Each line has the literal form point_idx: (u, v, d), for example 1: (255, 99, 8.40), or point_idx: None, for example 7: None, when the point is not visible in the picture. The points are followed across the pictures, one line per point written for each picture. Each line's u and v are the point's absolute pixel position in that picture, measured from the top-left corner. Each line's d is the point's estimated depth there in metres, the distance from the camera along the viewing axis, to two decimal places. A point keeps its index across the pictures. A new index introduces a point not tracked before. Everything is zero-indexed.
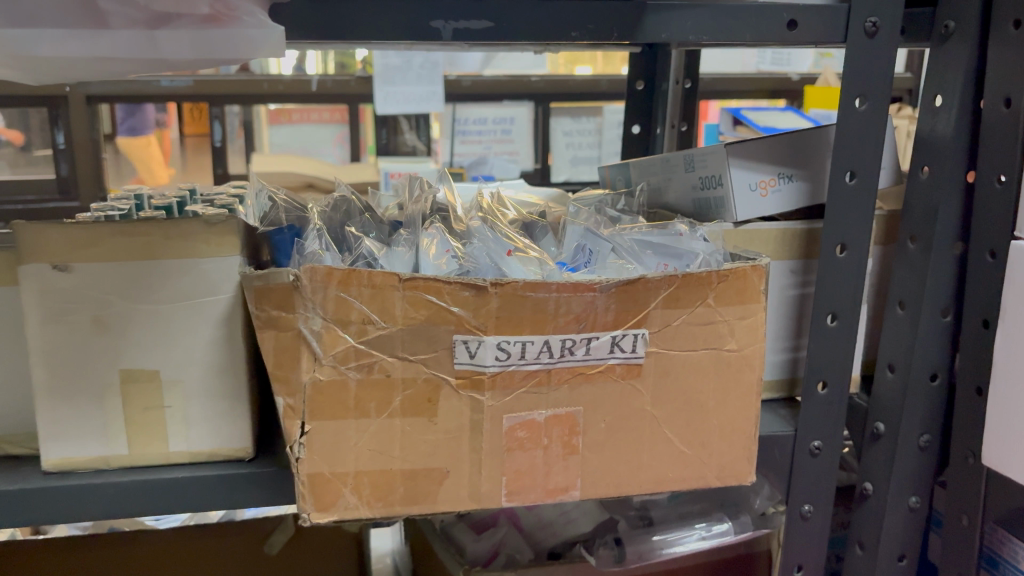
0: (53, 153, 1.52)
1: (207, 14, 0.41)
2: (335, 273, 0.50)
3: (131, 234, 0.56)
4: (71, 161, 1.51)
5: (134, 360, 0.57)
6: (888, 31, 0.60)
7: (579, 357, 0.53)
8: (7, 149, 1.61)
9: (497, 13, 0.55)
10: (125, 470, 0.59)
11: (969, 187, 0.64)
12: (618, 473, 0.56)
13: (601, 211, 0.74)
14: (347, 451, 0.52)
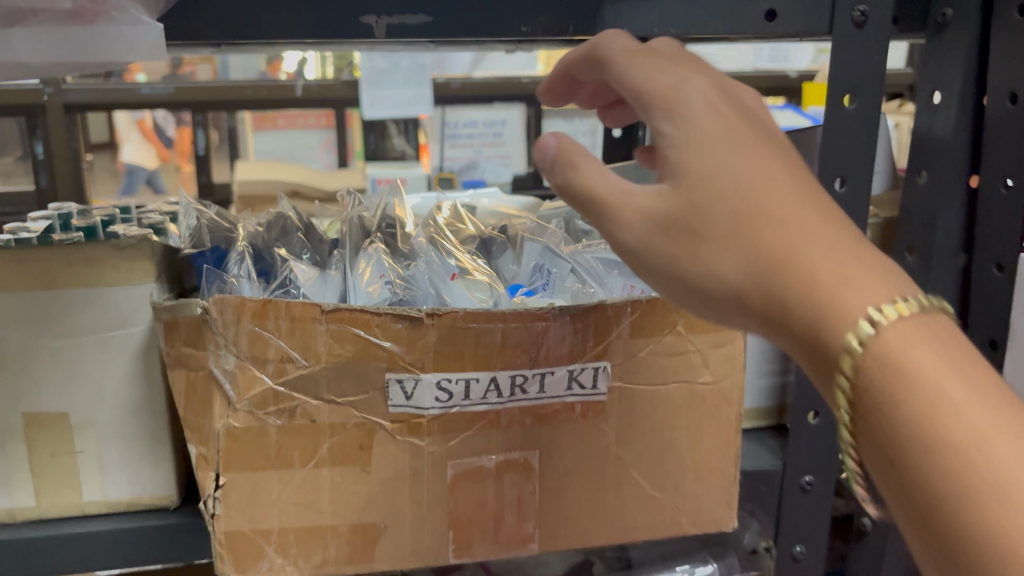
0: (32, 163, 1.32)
1: (70, 9, 0.35)
2: (249, 304, 0.43)
3: (29, 262, 0.49)
4: (52, 171, 1.32)
5: (38, 401, 0.51)
6: (880, 20, 0.53)
7: (532, 396, 0.47)
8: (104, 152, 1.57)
9: (436, 7, 0.48)
10: (33, 523, 0.53)
11: (973, 194, 0.58)
12: (580, 521, 0.50)
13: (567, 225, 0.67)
14: (268, 506, 0.46)
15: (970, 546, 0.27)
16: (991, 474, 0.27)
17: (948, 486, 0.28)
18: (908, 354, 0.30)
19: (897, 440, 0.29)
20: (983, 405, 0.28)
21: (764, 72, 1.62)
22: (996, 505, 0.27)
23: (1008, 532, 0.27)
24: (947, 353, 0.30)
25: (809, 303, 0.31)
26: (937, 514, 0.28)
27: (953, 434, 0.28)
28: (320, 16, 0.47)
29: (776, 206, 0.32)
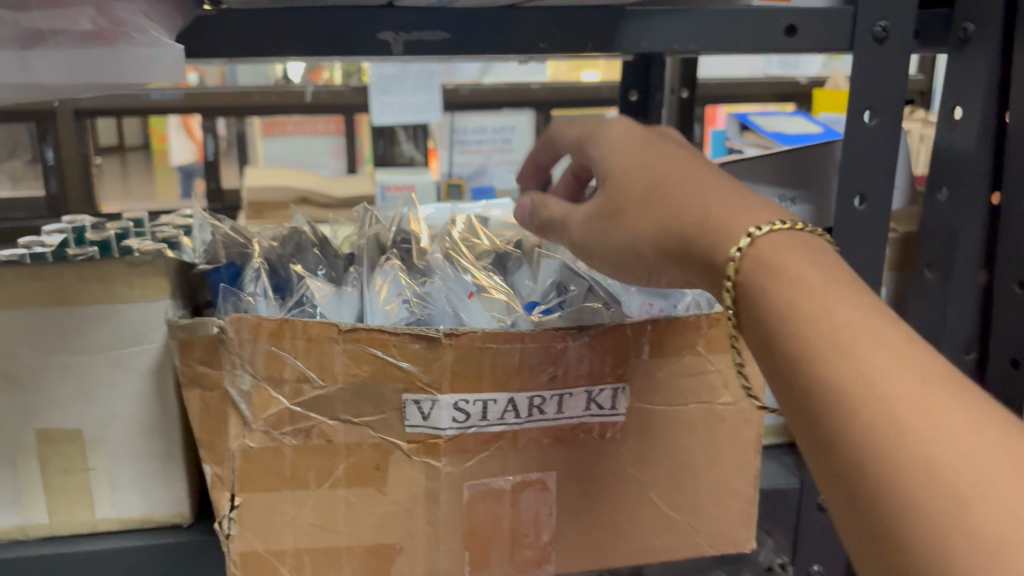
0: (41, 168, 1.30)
1: (89, 31, 0.35)
2: (265, 324, 0.43)
3: (42, 279, 0.49)
4: (60, 177, 1.30)
5: (52, 419, 0.51)
6: (900, 36, 0.53)
7: (550, 416, 0.46)
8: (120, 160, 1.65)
9: (453, 23, 0.48)
10: (45, 540, 0.53)
11: (994, 211, 0.57)
12: (597, 542, 0.50)
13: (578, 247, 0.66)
14: (283, 527, 0.46)
15: (831, 403, 0.32)
16: (847, 342, 0.33)
17: (815, 356, 0.33)
18: (778, 259, 0.36)
19: (774, 324, 0.35)
20: (842, 296, 0.34)
21: (774, 79, 1.61)
22: (851, 363, 0.32)
23: (860, 386, 0.32)
24: (814, 265, 0.36)
25: (702, 230, 0.39)
26: (809, 386, 0.33)
27: (816, 315, 0.34)
28: (338, 33, 0.47)
29: (689, 182, 0.40)
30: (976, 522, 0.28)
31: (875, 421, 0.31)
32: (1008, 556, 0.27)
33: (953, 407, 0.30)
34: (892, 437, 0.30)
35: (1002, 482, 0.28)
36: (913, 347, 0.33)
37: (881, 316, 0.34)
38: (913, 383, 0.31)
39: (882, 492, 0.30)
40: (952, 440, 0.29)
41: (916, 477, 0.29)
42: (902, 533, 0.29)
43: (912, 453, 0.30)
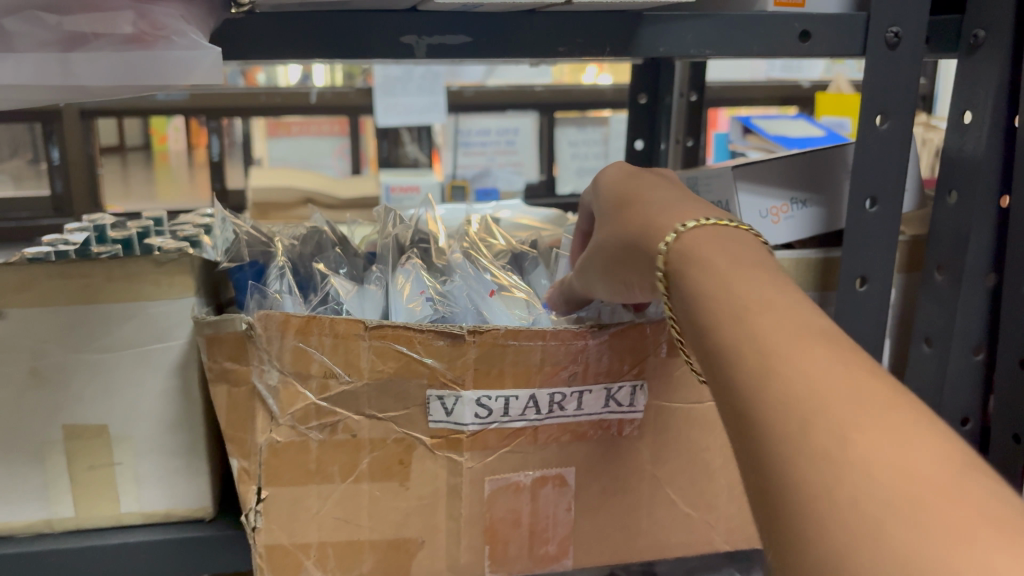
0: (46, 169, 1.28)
1: (130, 34, 0.36)
2: (293, 321, 0.43)
3: (70, 277, 0.50)
4: (66, 177, 1.27)
5: (78, 414, 0.52)
6: (912, 42, 0.54)
7: (569, 413, 0.47)
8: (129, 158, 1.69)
9: (475, 27, 0.49)
10: (69, 534, 0.54)
11: (1004, 213, 0.58)
12: (614, 537, 0.51)
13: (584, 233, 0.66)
14: (308, 521, 0.47)
15: (732, 378, 0.32)
16: (751, 318, 0.33)
17: (720, 333, 0.33)
18: (698, 248, 0.37)
19: (689, 305, 0.36)
20: (755, 279, 0.35)
21: (777, 83, 1.62)
22: (748, 337, 0.32)
23: (751, 355, 0.32)
24: (731, 252, 0.37)
25: (645, 228, 0.41)
26: (715, 359, 0.33)
27: (725, 294, 0.34)
28: (367, 37, 0.48)
29: (651, 199, 0.43)
30: (841, 482, 0.27)
31: (764, 391, 0.31)
32: (867, 515, 0.26)
33: (840, 377, 0.30)
34: (778, 406, 0.30)
35: (875, 444, 0.28)
36: (818, 324, 0.33)
37: (785, 295, 0.34)
38: (802, 354, 0.31)
39: (768, 460, 0.30)
40: (831, 407, 0.29)
41: (795, 443, 0.29)
42: (781, 498, 0.29)
43: (793, 417, 0.29)
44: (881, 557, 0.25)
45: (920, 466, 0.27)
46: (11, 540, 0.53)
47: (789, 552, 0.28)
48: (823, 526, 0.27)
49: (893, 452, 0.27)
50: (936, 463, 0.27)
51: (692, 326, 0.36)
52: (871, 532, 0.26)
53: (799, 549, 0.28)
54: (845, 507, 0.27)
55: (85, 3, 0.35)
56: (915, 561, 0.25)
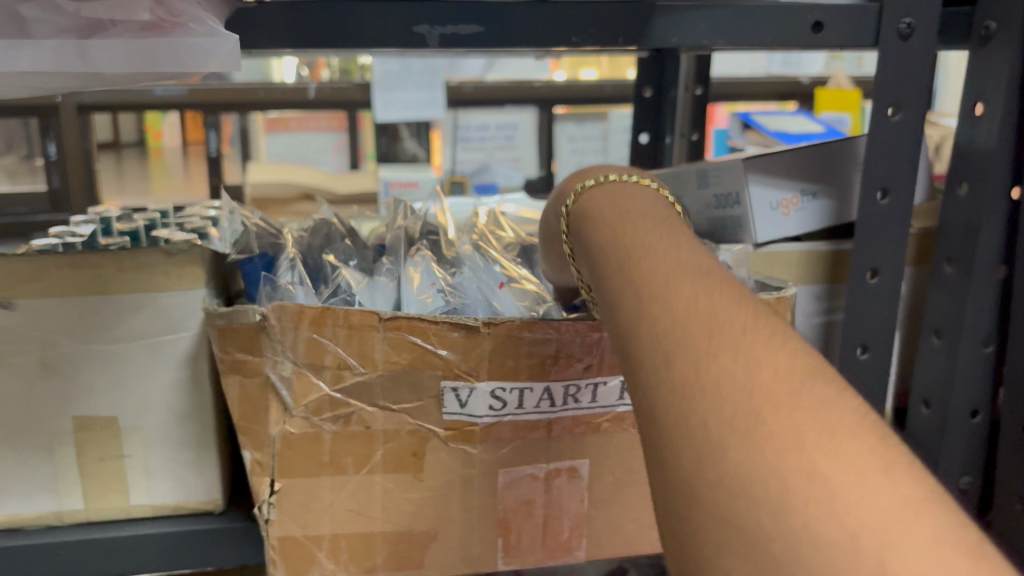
0: (44, 164, 1.26)
1: (148, 21, 0.36)
2: (307, 312, 0.43)
3: (81, 267, 0.50)
4: (64, 172, 1.26)
5: (88, 406, 0.52)
6: (926, 32, 0.54)
7: (583, 405, 0.47)
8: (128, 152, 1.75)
9: (488, 17, 0.49)
10: (79, 526, 0.54)
11: (1015, 205, 0.58)
12: (627, 529, 0.50)
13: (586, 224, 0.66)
14: (321, 512, 0.47)
15: (617, 317, 0.33)
16: (637, 259, 0.34)
17: (612, 275, 0.35)
18: (602, 209, 0.39)
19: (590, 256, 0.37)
20: (647, 229, 0.36)
21: (777, 78, 1.61)
22: (633, 278, 0.33)
23: (633, 291, 0.33)
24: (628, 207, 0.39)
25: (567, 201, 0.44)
26: (608, 298, 0.34)
27: (620, 244, 0.36)
28: (380, 26, 0.47)
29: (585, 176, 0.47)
30: (696, 403, 0.28)
31: (640, 325, 0.31)
32: (715, 433, 0.27)
33: (706, 308, 0.31)
34: (651, 339, 0.31)
35: (727, 365, 0.28)
36: (700, 264, 0.34)
37: (666, 237, 0.35)
38: (674, 285, 0.32)
39: (643, 391, 0.31)
40: (693, 336, 0.30)
41: (660, 372, 0.30)
42: (650, 426, 0.30)
43: (660, 349, 0.30)
44: (726, 473, 0.26)
45: (768, 387, 0.28)
46: (20, 531, 0.53)
47: (657, 475, 0.29)
48: (680, 447, 0.28)
49: (745, 374, 0.28)
50: (785, 382, 0.28)
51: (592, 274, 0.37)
52: (717, 449, 0.27)
53: (662, 472, 0.29)
54: (697, 427, 0.28)
55: None
56: (756, 474, 0.26)
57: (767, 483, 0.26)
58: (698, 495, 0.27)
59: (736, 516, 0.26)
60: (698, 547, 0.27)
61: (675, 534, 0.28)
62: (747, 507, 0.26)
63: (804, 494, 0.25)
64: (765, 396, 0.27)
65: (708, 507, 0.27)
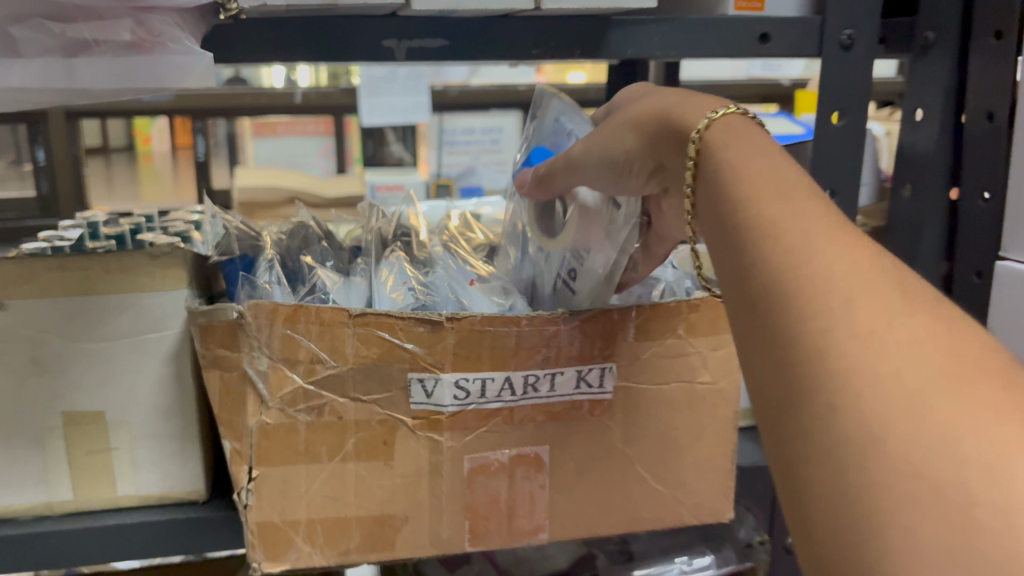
0: (32, 170, 1.28)
1: (128, 41, 0.39)
2: (281, 309, 0.46)
3: (68, 269, 0.52)
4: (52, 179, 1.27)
5: (76, 401, 0.55)
6: (865, 43, 0.58)
7: (543, 394, 0.50)
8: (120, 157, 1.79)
9: (454, 31, 0.52)
10: (68, 516, 0.56)
11: (953, 205, 0.62)
12: (588, 513, 0.53)
13: (560, 110, 0.57)
14: (298, 498, 0.49)
15: (767, 262, 0.35)
16: (791, 200, 0.36)
17: (762, 208, 0.36)
18: (743, 132, 0.41)
19: (733, 190, 0.38)
20: (796, 180, 0.38)
21: (758, 81, 1.63)
22: (795, 226, 0.35)
23: (797, 238, 0.34)
24: (769, 147, 0.40)
25: (685, 114, 0.44)
26: (750, 246, 0.36)
27: (766, 188, 0.37)
28: (354, 40, 0.51)
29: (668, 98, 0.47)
30: (888, 356, 0.30)
31: (808, 266, 0.33)
32: (919, 386, 0.29)
33: (886, 272, 0.34)
34: (825, 281, 0.33)
35: (920, 330, 0.31)
36: (842, 221, 0.36)
37: (810, 191, 0.37)
38: (846, 245, 0.34)
39: (802, 338, 0.32)
40: (882, 294, 0.32)
41: (840, 316, 0.32)
42: (814, 370, 0.31)
43: (838, 295, 0.32)
44: (929, 431, 0.28)
45: (951, 352, 0.30)
46: (12, 521, 0.56)
47: (813, 421, 0.31)
48: (862, 392, 0.30)
49: (937, 340, 0.31)
50: (983, 360, 0.30)
51: (723, 214, 0.38)
52: (918, 405, 0.29)
53: (825, 419, 0.30)
54: (888, 379, 0.30)
55: (89, 13, 0.38)
56: (961, 434, 0.28)
57: (976, 446, 0.28)
58: (882, 445, 0.29)
59: (935, 472, 0.28)
60: (874, 495, 0.28)
61: (833, 482, 0.30)
62: (948, 465, 0.28)
63: (1016, 460, 0.27)
64: (967, 365, 0.30)
65: (898, 458, 0.28)
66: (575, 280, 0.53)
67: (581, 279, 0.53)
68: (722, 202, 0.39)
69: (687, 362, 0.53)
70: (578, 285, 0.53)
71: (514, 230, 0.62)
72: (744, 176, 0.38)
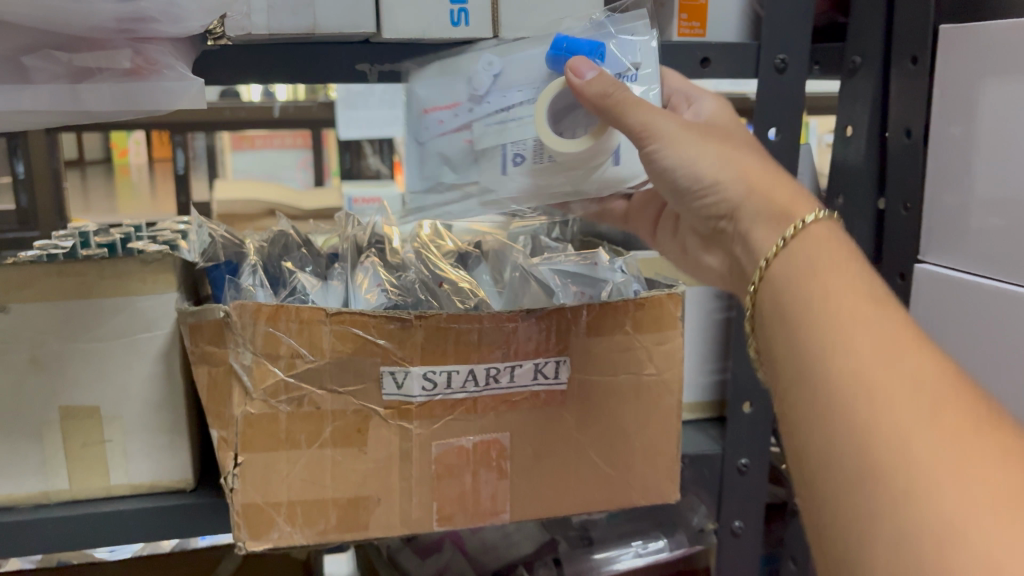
0: (11, 183, 1.30)
1: (128, 68, 0.44)
2: (264, 309, 0.51)
3: (66, 275, 0.57)
4: (30, 192, 1.29)
5: (73, 396, 0.59)
6: (798, 66, 0.63)
7: (503, 384, 0.55)
8: (99, 169, 1.82)
9: (420, 56, 0.56)
10: (64, 504, 0.61)
11: (881, 213, 0.69)
12: (545, 495, 0.58)
13: (638, 32, 0.53)
14: (279, 482, 0.54)
15: (843, 353, 0.38)
16: (870, 301, 0.40)
17: (838, 302, 0.40)
18: (826, 237, 0.44)
19: (808, 281, 0.42)
20: (869, 283, 0.41)
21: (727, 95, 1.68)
22: (875, 324, 0.38)
23: (876, 336, 0.38)
24: (846, 252, 0.44)
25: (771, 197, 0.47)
26: (820, 336, 0.39)
27: (840, 286, 0.41)
28: (331, 65, 0.56)
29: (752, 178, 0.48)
30: (960, 446, 0.33)
31: (882, 360, 0.37)
32: (985, 474, 0.32)
33: (956, 376, 0.37)
34: (900, 376, 0.36)
35: (988, 429, 0.34)
36: (911, 326, 0.39)
37: (884, 296, 0.41)
38: (920, 348, 0.38)
39: (875, 423, 0.35)
40: (953, 395, 0.35)
41: (914, 409, 0.35)
42: (886, 451, 0.34)
43: (914, 390, 0.36)
44: (991, 512, 0.31)
45: (1017, 451, 0.33)
46: (12, 508, 0.60)
47: (882, 496, 0.34)
48: (933, 476, 0.33)
49: (1005, 439, 0.34)
50: None
51: (794, 303, 0.42)
52: (983, 489, 0.32)
53: (898, 496, 0.33)
54: (956, 465, 0.33)
55: (92, 43, 0.43)
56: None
57: None
58: (946, 522, 0.32)
59: (995, 543, 0.30)
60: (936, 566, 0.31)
61: (898, 550, 0.33)
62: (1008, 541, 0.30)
63: None
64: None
65: (962, 533, 0.31)
66: (514, 167, 0.54)
67: (518, 170, 0.54)
68: (794, 285, 0.42)
69: (635, 357, 0.58)
70: (512, 172, 0.54)
71: (488, 68, 0.53)
72: (820, 273, 0.42)
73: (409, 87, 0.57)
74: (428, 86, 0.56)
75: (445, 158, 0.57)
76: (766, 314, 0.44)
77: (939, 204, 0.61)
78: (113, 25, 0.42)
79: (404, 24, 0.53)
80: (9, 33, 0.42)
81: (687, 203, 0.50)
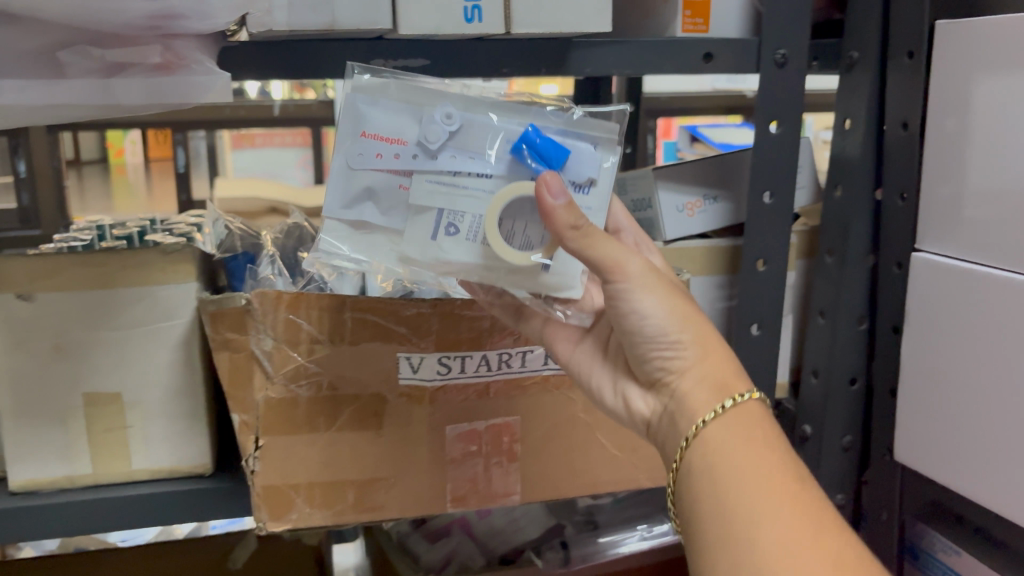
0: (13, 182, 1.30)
1: (157, 63, 0.46)
2: (285, 296, 0.52)
3: (89, 265, 0.59)
4: (32, 189, 1.30)
5: (95, 382, 0.60)
6: (797, 61, 0.65)
7: (515, 369, 0.57)
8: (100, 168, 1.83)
9: (432, 52, 0.58)
10: (87, 488, 0.62)
11: (877, 204, 0.71)
12: (555, 476, 0.60)
13: (603, 143, 0.50)
14: (298, 464, 0.56)
15: (767, 540, 0.43)
16: (788, 487, 0.45)
17: (761, 489, 0.45)
18: (752, 415, 0.48)
19: (736, 461, 0.46)
20: (788, 464, 0.46)
21: (722, 92, 1.69)
22: (794, 515, 0.44)
23: (794, 527, 0.43)
24: (768, 429, 0.48)
25: (714, 367, 0.49)
26: (747, 520, 0.44)
27: (765, 472, 0.45)
28: (345, 61, 0.57)
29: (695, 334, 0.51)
30: None
31: (799, 548, 0.42)
32: None
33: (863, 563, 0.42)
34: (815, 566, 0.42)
35: None
36: (824, 508, 0.45)
37: (800, 477, 0.46)
38: (833, 536, 0.43)
39: None
40: None
41: None
42: None
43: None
44: None
45: None
46: (36, 493, 0.62)
47: None
48: None
49: None
50: None
51: (722, 478, 0.46)
52: None
53: None
54: None
55: (122, 39, 0.45)
56: None
57: None
58: None
59: None
60: None
61: None
62: None
63: None
64: None
65: None
66: (445, 237, 0.50)
67: (449, 241, 0.50)
68: (728, 457, 0.46)
69: None
70: (441, 241, 0.50)
71: (445, 121, 0.48)
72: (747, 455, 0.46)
73: (346, 98, 0.48)
74: (370, 107, 0.48)
75: (371, 195, 0.50)
76: (692, 476, 0.48)
77: (933, 194, 0.64)
78: (142, 22, 0.43)
79: (419, 20, 0.55)
80: (41, 30, 0.44)
81: (635, 345, 0.50)
